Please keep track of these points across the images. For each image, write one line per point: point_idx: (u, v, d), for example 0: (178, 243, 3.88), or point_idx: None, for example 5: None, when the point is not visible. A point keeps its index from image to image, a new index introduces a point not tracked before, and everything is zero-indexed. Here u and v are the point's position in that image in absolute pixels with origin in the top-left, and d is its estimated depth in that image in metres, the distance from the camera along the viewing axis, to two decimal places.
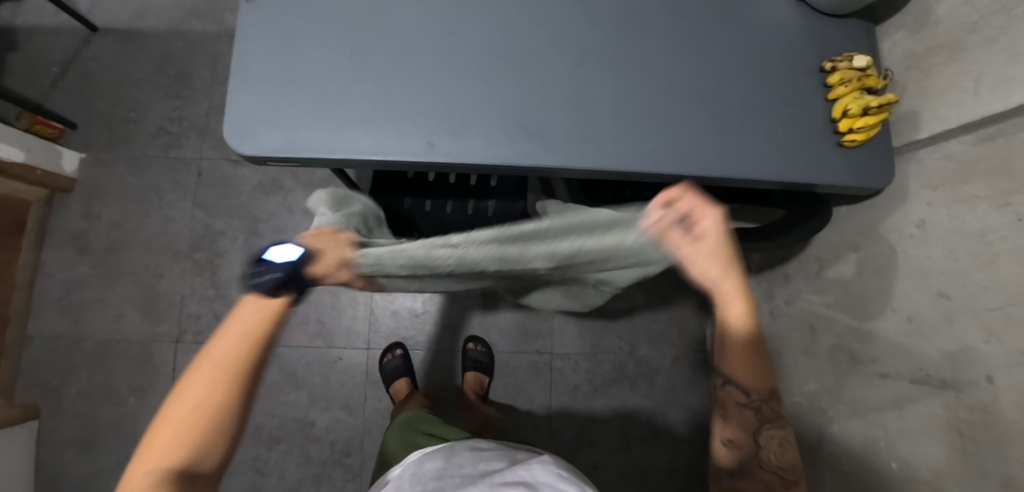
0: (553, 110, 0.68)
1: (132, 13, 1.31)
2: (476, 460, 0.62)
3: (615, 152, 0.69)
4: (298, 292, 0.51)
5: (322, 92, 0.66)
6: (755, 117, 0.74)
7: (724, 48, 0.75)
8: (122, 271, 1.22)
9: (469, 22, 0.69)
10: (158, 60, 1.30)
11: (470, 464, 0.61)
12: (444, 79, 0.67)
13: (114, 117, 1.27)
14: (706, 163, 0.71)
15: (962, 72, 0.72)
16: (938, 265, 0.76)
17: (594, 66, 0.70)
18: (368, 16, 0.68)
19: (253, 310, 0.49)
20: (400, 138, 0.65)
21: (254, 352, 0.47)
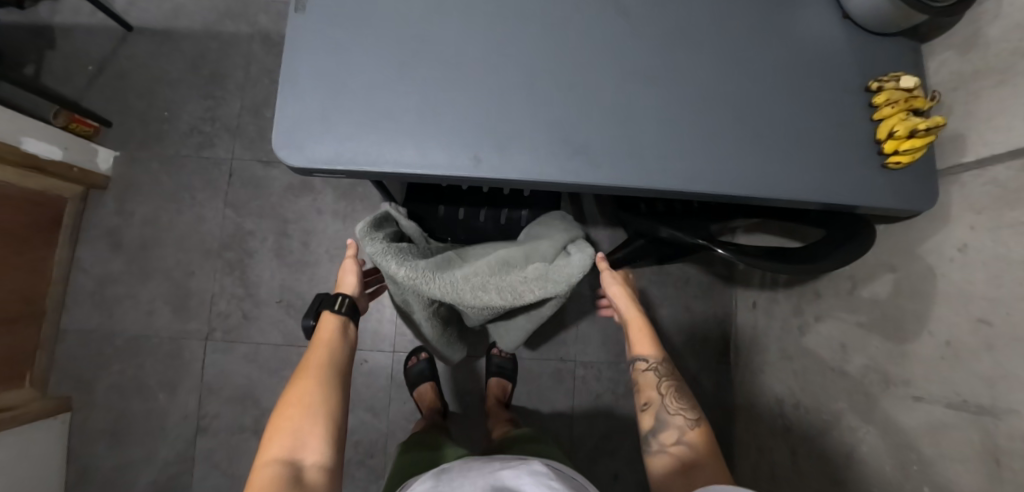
0: (596, 126, 0.68)
1: (168, 13, 1.33)
2: (468, 475, 0.61)
3: (657, 170, 0.69)
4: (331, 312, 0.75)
5: (371, 105, 0.66)
6: (799, 135, 0.73)
7: (769, 68, 0.74)
8: (154, 268, 1.24)
9: (514, 37, 0.69)
10: (192, 60, 1.31)
11: (462, 479, 0.60)
12: (488, 92, 0.67)
13: (149, 116, 1.29)
14: (749, 182, 0.71)
15: (1012, 97, 0.71)
16: (981, 290, 0.75)
17: (637, 82, 0.70)
18: (415, 28, 0.68)
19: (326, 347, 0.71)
20: (445, 151, 0.65)
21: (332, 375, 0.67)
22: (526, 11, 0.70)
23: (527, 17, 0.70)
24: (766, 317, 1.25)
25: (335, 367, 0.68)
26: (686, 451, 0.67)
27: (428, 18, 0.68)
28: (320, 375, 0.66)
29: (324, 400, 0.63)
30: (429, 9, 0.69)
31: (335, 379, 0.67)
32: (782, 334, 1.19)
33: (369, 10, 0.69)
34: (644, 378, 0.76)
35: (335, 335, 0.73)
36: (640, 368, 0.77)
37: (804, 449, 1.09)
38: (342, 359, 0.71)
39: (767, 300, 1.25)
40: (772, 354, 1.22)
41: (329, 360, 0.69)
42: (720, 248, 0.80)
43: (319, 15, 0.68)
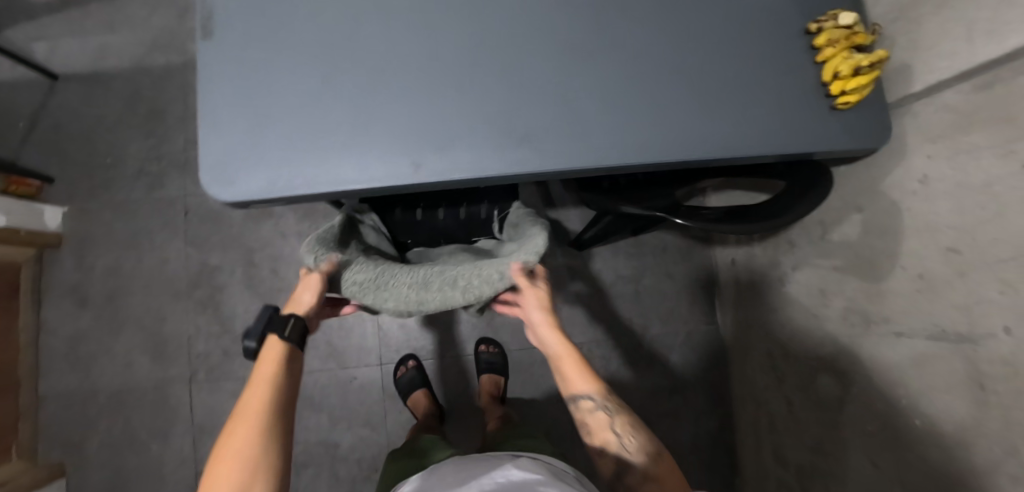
0: (535, 112, 0.66)
1: (93, 55, 1.27)
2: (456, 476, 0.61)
3: (604, 148, 0.66)
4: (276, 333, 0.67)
5: (299, 126, 0.63)
6: (746, 89, 0.71)
7: (704, 23, 0.72)
8: (125, 319, 1.21)
9: (436, 31, 0.66)
10: (127, 100, 1.26)
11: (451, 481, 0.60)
12: (419, 93, 0.64)
13: (91, 164, 1.24)
14: (701, 145, 0.69)
15: (952, 19, 0.70)
16: (946, 220, 0.75)
17: (572, 60, 0.67)
18: (332, 38, 0.65)
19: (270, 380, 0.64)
20: (382, 163, 0.63)
21: (273, 419, 0.62)
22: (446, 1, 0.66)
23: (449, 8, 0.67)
24: (746, 272, 1.25)
25: (275, 412, 0.63)
26: (623, 435, 0.72)
27: (344, 25, 0.65)
28: (259, 425, 0.61)
29: (262, 455, 0.59)
30: (343, 16, 0.65)
31: (276, 428, 0.62)
32: (763, 287, 1.19)
33: (281, 26, 0.65)
34: (594, 421, 0.73)
35: (278, 368, 0.66)
36: (585, 409, 0.74)
37: (799, 397, 1.09)
38: (286, 402, 0.65)
39: (745, 256, 1.25)
40: (756, 308, 1.22)
41: (271, 404, 0.63)
42: (677, 220, 0.78)
43: (228, 39, 0.65)
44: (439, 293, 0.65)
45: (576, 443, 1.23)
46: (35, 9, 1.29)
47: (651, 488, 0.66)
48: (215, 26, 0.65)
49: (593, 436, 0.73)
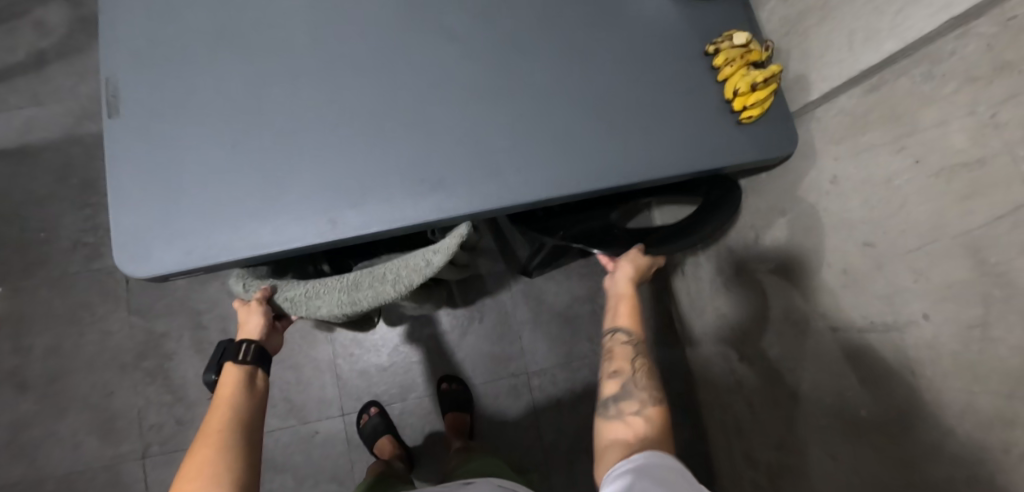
0: (448, 157, 0.67)
1: (20, 129, 1.25)
2: None
3: (520, 185, 0.68)
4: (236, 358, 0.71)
5: (213, 193, 0.63)
6: (653, 114, 0.74)
7: (606, 56, 0.75)
8: (70, 399, 1.16)
9: (344, 88, 0.67)
10: (57, 172, 1.24)
11: None
12: (331, 150, 0.65)
13: (23, 241, 1.20)
14: (614, 172, 0.71)
15: (834, 30, 0.75)
16: (858, 217, 0.79)
17: (481, 103, 0.70)
18: (240, 105, 0.66)
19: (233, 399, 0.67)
20: (299, 222, 0.63)
21: (238, 431, 0.63)
22: (351, 60, 0.68)
23: (357, 67, 0.69)
24: (696, 281, 1.28)
25: (239, 424, 0.64)
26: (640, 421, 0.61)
27: (252, 91, 0.66)
28: (223, 438, 0.62)
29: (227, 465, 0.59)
30: (252, 83, 0.66)
31: (240, 439, 0.63)
32: (713, 293, 1.21)
33: (191, 98, 0.66)
34: (618, 348, 0.69)
35: (237, 386, 0.68)
36: (617, 339, 0.70)
37: (758, 399, 1.11)
38: (248, 418, 0.66)
39: (693, 265, 1.28)
40: (710, 315, 1.25)
41: (233, 416, 0.65)
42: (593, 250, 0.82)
43: (136, 117, 0.65)
44: (371, 289, 0.60)
45: (551, 471, 1.21)
46: None
47: (635, 432, 0.60)
48: (123, 105, 0.65)
49: (611, 360, 0.68)
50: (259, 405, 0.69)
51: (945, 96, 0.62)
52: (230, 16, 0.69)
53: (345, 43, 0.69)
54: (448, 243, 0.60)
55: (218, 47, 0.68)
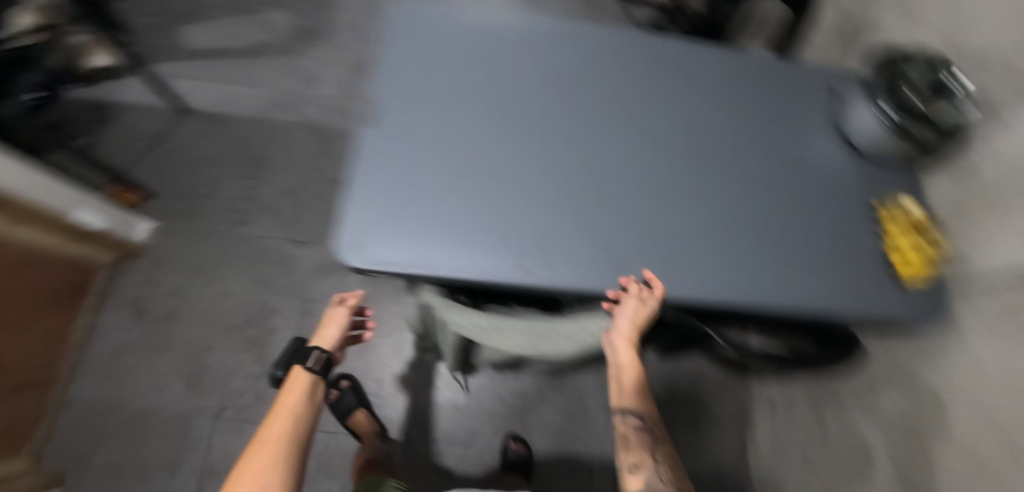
0: (633, 242, 0.75)
1: (222, 100, 1.44)
2: None
3: (690, 284, 0.74)
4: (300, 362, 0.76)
5: (431, 214, 0.72)
6: (817, 254, 0.80)
7: (782, 193, 0.84)
8: (173, 341, 1.24)
9: (560, 160, 0.78)
10: (238, 142, 1.40)
11: None
12: (537, 207, 0.74)
13: (188, 190, 1.35)
14: (775, 298, 0.75)
15: (1009, 223, 0.77)
16: (994, 402, 0.76)
17: (668, 205, 0.79)
18: (475, 149, 0.76)
19: (296, 401, 0.71)
20: (498, 260, 0.70)
21: (293, 438, 0.67)
22: (571, 140, 0.80)
23: (573, 149, 0.79)
24: (787, 420, 1.25)
25: (301, 431, 0.68)
26: None
27: (486, 142, 0.78)
28: (281, 444, 0.66)
29: (279, 471, 0.63)
30: (488, 136, 0.78)
31: (292, 448, 0.66)
32: (806, 439, 1.18)
33: (436, 132, 0.76)
34: (630, 433, 0.73)
35: (305, 390, 0.73)
36: (629, 422, 0.74)
37: None
38: (306, 425, 0.70)
39: (786, 403, 1.26)
40: (795, 460, 1.20)
41: (295, 423, 0.69)
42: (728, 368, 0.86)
43: (388, 132, 0.75)
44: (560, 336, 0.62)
45: None
46: (185, 55, 1.49)
47: None
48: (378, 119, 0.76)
49: (630, 452, 0.73)
50: (316, 414, 0.73)
51: None
52: (482, 78, 0.82)
53: (568, 125, 0.81)
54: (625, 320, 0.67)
55: (467, 97, 0.80)
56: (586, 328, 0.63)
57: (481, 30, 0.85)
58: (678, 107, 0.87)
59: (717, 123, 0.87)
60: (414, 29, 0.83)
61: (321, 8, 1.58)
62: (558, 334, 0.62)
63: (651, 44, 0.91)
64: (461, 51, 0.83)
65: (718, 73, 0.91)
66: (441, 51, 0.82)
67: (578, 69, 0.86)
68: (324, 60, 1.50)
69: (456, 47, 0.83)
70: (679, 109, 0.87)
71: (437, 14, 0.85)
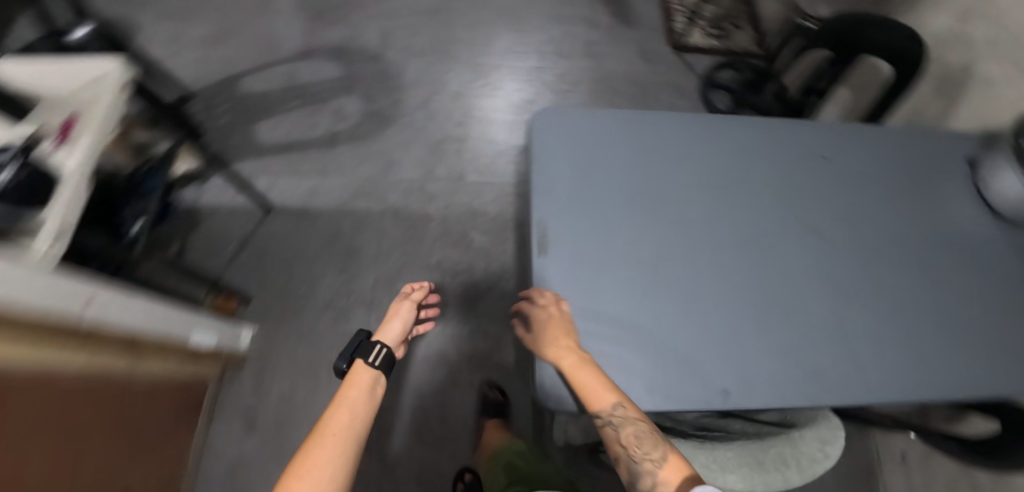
0: (818, 346, 0.73)
1: (305, 194, 1.45)
2: None
3: (883, 386, 0.72)
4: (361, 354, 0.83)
5: (623, 344, 0.71)
6: (995, 335, 0.77)
7: (944, 270, 0.82)
8: (288, 450, 1.21)
9: (729, 266, 0.77)
10: (326, 236, 1.40)
11: None
12: (719, 321, 0.73)
13: (285, 290, 1.34)
14: (966, 389, 0.73)
15: None
16: None
17: (842, 300, 0.77)
18: (646, 265, 0.76)
19: (357, 399, 0.74)
20: (695, 385, 0.69)
21: (357, 420, 0.71)
22: (734, 242, 0.79)
23: (741, 254, 0.78)
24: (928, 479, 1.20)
25: (362, 419, 0.72)
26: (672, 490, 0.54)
27: (654, 254, 0.76)
28: (350, 431, 0.69)
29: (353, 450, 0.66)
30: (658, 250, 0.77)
31: (360, 434, 0.70)
32: None
33: (607, 254, 0.76)
34: (609, 427, 0.60)
35: (366, 387, 0.78)
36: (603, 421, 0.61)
37: None
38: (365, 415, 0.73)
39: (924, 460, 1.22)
40: None
41: (357, 411, 0.73)
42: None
43: (564, 260, 0.74)
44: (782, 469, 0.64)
45: None
46: (264, 151, 1.51)
47: None
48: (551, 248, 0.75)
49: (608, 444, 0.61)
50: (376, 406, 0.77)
51: None
52: (638, 187, 0.81)
53: (728, 225, 0.80)
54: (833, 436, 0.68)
55: (626, 209, 0.79)
56: (801, 455, 0.65)
57: (625, 137, 0.85)
58: (830, 189, 0.85)
59: (871, 201, 0.85)
60: (561, 146, 0.83)
61: (389, 92, 1.60)
62: (776, 464, 0.64)
63: (790, 123, 0.89)
64: (611, 162, 0.82)
65: (860, 147, 0.89)
66: (592, 165, 0.81)
67: (725, 162, 0.85)
68: (400, 143, 1.52)
69: (605, 159, 0.82)
70: (832, 191, 0.84)
71: (578, 124, 0.85)
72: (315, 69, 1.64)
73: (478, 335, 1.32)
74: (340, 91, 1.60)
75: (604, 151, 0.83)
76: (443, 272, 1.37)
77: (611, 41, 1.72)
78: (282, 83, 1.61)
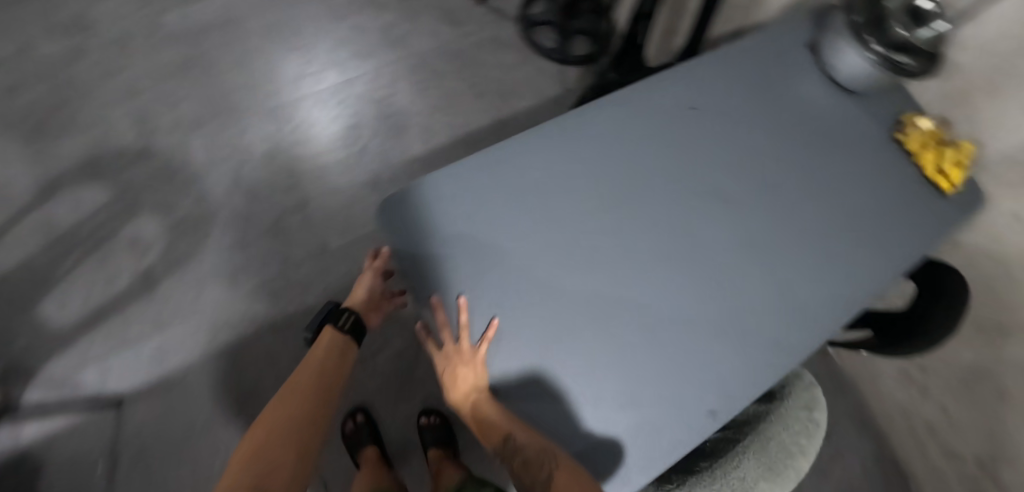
0: (767, 316, 0.74)
1: (153, 360, 1.15)
2: None
3: (828, 321, 0.75)
4: (334, 322, 0.84)
5: (613, 423, 0.66)
6: (886, 214, 0.82)
7: (835, 170, 0.83)
8: None
9: (664, 278, 0.73)
10: (210, 393, 1.14)
11: None
12: (680, 343, 0.70)
13: (197, 481, 1.06)
14: (886, 281, 0.78)
15: (1004, 105, 0.83)
16: None
17: (768, 254, 0.77)
18: (588, 323, 0.69)
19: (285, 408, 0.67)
20: (685, 423, 0.68)
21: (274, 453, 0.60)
22: (657, 250, 0.74)
23: (671, 257, 0.74)
24: None
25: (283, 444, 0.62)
26: None
27: (592, 306, 0.70)
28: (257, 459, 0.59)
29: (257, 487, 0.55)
30: (596, 300, 0.70)
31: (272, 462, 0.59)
32: None
33: (553, 334, 0.68)
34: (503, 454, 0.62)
35: (301, 398, 0.69)
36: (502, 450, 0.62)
37: None
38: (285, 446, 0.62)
39: None
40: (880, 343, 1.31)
41: (272, 436, 0.62)
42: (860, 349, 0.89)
43: (515, 369, 0.67)
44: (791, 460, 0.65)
45: None
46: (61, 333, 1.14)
47: None
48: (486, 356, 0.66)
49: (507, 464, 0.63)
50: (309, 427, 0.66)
51: None
52: (546, 240, 0.71)
53: (644, 234, 0.74)
54: (813, 400, 0.72)
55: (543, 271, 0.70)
56: (798, 437, 0.67)
57: (504, 188, 0.73)
58: (713, 142, 0.81)
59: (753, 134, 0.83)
60: (445, 236, 0.69)
61: (190, 189, 1.29)
62: (782, 455, 0.65)
63: (650, 90, 0.83)
64: (505, 225, 0.71)
65: (722, 82, 0.86)
66: (488, 241, 0.70)
67: (612, 165, 0.77)
68: (236, 245, 1.25)
69: (497, 226, 0.71)
70: (717, 144, 0.81)
71: (451, 195, 0.71)
72: (72, 202, 1.25)
73: (434, 404, 1.20)
74: (122, 215, 1.25)
75: (492, 217, 0.71)
76: (361, 360, 1.20)
77: (409, 22, 1.52)
78: (40, 239, 1.21)
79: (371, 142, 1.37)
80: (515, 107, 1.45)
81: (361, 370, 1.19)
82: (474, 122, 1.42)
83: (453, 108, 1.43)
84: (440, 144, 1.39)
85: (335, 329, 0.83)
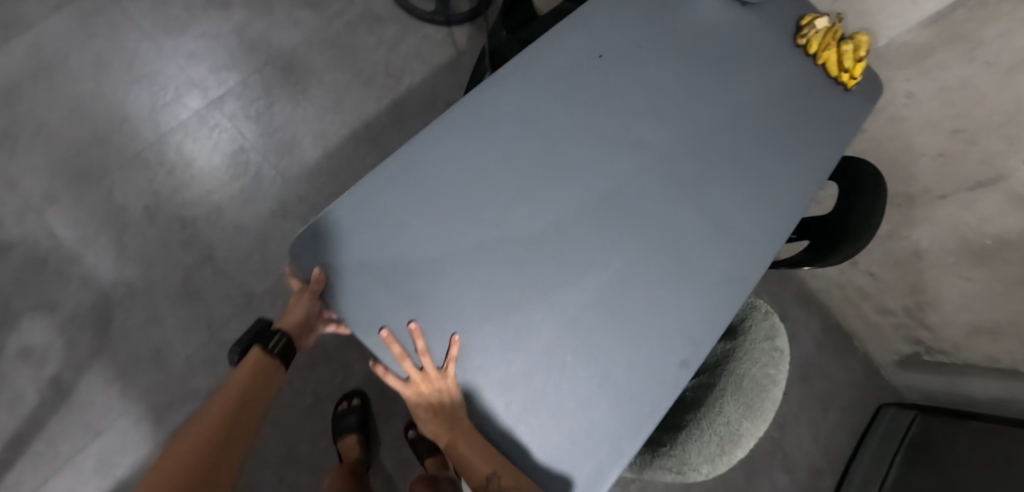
0: (712, 251, 0.74)
1: (98, 473, 1.03)
2: None
3: (769, 238, 0.76)
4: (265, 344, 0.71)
5: (593, 404, 0.65)
6: (799, 118, 0.83)
7: (744, 86, 0.82)
8: None
9: (608, 242, 0.70)
10: None
11: None
12: (639, 304, 0.69)
13: None
14: (811, 184, 0.80)
15: None
16: (943, 114, 0.90)
17: (701, 189, 0.75)
18: (546, 311, 0.66)
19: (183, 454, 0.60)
20: (660, 382, 0.67)
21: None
22: (595, 215, 0.71)
23: (612, 224, 0.71)
24: None
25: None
26: None
27: (545, 294, 0.66)
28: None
29: None
30: (551, 289, 0.67)
31: None
32: None
33: (509, 335, 0.64)
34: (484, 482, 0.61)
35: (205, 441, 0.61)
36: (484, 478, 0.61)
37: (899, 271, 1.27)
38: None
39: None
40: None
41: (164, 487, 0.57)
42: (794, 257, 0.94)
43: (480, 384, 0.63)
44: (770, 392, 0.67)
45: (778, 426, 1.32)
46: None
47: None
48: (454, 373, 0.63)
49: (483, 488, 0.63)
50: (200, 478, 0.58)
51: (1007, 14, 0.73)
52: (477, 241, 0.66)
53: (578, 203, 0.70)
54: (770, 321, 0.75)
55: (486, 272, 0.65)
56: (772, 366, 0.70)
57: (421, 195, 0.65)
58: (623, 87, 0.77)
59: (662, 73, 0.79)
60: (368, 264, 0.63)
61: (68, 274, 1.11)
62: (761, 386, 0.68)
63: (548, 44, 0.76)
64: (432, 235, 0.64)
65: (618, 19, 0.80)
66: (420, 258, 0.63)
67: (531, 140, 0.71)
68: (147, 322, 1.11)
69: (425, 239, 0.64)
70: (627, 88, 0.77)
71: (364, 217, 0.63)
72: None
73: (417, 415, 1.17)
74: None
75: (414, 231, 0.64)
76: (329, 397, 1.14)
77: (262, 17, 1.33)
78: None
79: (263, 165, 1.22)
80: (410, 85, 1.33)
81: (334, 406, 1.13)
82: (370, 113, 1.29)
83: (343, 101, 1.29)
84: (341, 146, 1.26)
85: (260, 351, 0.70)
